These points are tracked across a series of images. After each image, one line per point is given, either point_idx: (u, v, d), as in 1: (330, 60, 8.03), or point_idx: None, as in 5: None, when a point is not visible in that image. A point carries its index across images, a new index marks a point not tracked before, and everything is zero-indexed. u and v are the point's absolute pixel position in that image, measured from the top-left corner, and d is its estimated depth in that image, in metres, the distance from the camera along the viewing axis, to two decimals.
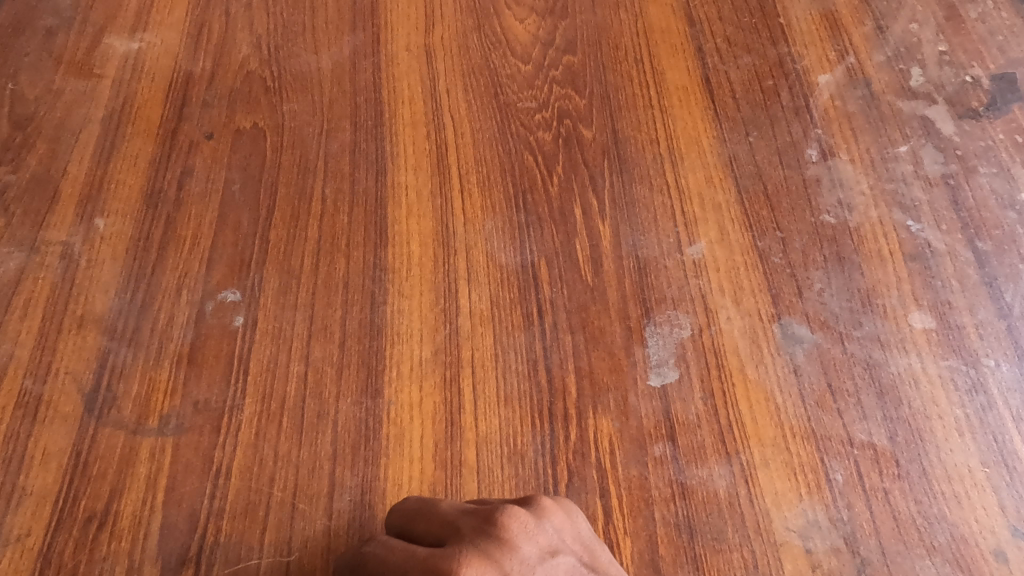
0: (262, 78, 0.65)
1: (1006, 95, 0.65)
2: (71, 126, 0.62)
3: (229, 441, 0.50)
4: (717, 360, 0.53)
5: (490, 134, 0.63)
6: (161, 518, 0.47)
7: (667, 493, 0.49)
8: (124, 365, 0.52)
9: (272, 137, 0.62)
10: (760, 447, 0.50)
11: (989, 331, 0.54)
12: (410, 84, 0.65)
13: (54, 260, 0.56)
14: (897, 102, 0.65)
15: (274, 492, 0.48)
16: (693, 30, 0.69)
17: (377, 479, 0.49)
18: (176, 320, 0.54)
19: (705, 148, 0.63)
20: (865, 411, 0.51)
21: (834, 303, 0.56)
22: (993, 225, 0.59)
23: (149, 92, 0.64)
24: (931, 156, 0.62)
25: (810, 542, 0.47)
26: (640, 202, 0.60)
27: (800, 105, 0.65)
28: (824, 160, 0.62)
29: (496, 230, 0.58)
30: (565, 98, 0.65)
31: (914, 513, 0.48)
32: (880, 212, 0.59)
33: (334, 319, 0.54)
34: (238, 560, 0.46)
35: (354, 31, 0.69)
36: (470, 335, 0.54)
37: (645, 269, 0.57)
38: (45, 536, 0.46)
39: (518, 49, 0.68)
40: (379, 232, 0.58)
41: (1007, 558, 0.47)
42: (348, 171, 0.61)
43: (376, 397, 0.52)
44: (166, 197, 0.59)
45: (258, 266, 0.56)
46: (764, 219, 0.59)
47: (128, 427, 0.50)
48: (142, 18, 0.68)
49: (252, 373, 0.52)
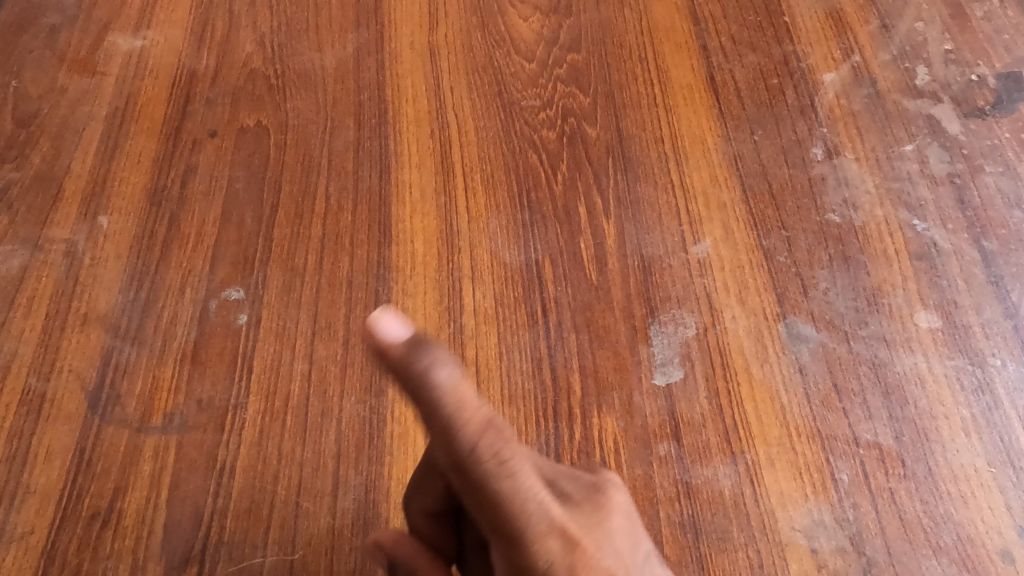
0: (266, 76, 0.65)
1: (1012, 94, 0.64)
2: (74, 124, 0.62)
3: (233, 440, 0.49)
4: (722, 360, 0.53)
5: (494, 133, 0.63)
6: (165, 517, 0.47)
7: (672, 493, 0.48)
8: (128, 363, 0.52)
9: (276, 135, 0.62)
10: (765, 447, 0.50)
11: (995, 331, 0.54)
12: (414, 82, 0.65)
13: (58, 258, 0.56)
14: (902, 101, 0.64)
15: (277, 492, 0.48)
16: (698, 29, 0.69)
17: (382, 477, 0.49)
18: (180, 318, 0.54)
19: (710, 147, 0.62)
20: (870, 410, 0.51)
21: (840, 302, 0.55)
22: (1000, 224, 0.58)
23: (152, 90, 0.64)
24: (936, 156, 0.62)
25: (816, 542, 0.47)
26: (645, 201, 0.60)
27: (805, 103, 0.64)
28: (829, 159, 0.62)
29: (501, 228, 0.58)
30: (569, 96, 0.65)
31: (921, 513, 0.48)
32: (885, 211, 0.59)
33: (338, 318, 0.54)
34: (242, 559, 0.46)
35: (357, 30, 0.68)
36: (474, 334, 0.54)
37: (649, 268, 0.57)
38: (49, 535, 0.46)
39: (522, 47, 0.67)
40: (383, 231, 0.58)
41: (1013, 558, 0.46)
42: (352, 169, 0.61)
43: (380, 395, 0.51)
44: (170, 195, 0.59)
45: (262, 264, 0.56)
46: (769, 218, 0.59)
47: (132, 425, 0.50)
48: (145, 17, 0.68)
49: (256, 371, 0.52)
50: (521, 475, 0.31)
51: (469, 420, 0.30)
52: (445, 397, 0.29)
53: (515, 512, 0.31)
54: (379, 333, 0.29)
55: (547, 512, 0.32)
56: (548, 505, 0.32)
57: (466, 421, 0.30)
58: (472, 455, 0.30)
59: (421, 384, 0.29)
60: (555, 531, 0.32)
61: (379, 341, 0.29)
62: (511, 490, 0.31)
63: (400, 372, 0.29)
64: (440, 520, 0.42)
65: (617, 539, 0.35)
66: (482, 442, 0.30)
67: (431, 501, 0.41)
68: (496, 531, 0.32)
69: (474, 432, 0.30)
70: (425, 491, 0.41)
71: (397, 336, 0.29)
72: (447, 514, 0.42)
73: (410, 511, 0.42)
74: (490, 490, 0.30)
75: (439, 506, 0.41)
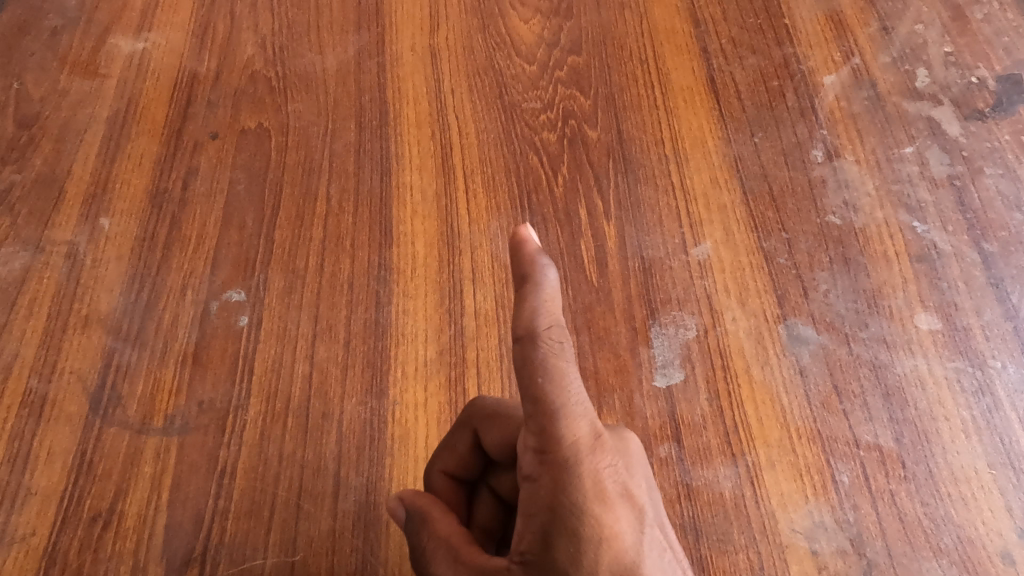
0: (267, 78, 0.65)
1: (1012, 96, 0.64)
2: (76, 125, 0.62)
3: (234, 441, 0.49)
4: (723, 361, 0.53)
5: (495, 134, 0.63)
6: (166, 518, 0.47)
7: (672, 494, 0.49)
8: (130, 364, 0.52)
9: (277, 137, 0.62)
10: (766, 448, 0.50)
11: (996, 333, 0.54)
12: (415, 84, 0.65)
13: (60, 260, 0.56)
14: (902, 103, 0.65)
15: (278, 493, 0.48)
16: (698, 31, 0.69)
17: (383, 479, 0.49)
18: (181, 319, 0.54)
19: (710, 149, 0.63)
20: (871, 412, 0.51)
21: (841, 304, 0.55)
22: (1000, 226, 0.58)
23: (154, 92, 0.64)
24: (937, 157, 0.62)
25: (816, 544, 0.47)
26: (645, 202, 0.60)
27: (806, 105, 0.65)
28: (829, 161, 0.62)
29: (502, 230, 0.58)
30: (570, 98, 0.65)
31: (921, 514, 0.48)
32: (886, 213, 0.59)
33: (339, 319, 0.54)
34: (243, 560, 0.46)
35: (358, 32, 0.68)
36: (475, 335, 0.54)
37: (650, 269, 0.57)
38: (50, 536, 0.46)
39: (523, 49, 0.68)
40: (384, 232, 0.58)
41: (1014, 560, 0.46)
42: (353, 171, 0.61)
43: (381, 397, 0.51)
44: (171, 197, 0.59)
45: (263, 266, 0.56)
46: (770, 220, 0.59)
47: (133, 426, 0.50)
48: (147, 19, 0.68)
49: (257, 373, 0.52)
50: (575, 379, 0.32)
51: (550, 318, 0.31)
52: (545, 295, 0.31)
53: (560, 409, 0.31)
54: (524, 235, 0.32)
55: (591, 419, 0.33)
56: (590, 411, 0.33)
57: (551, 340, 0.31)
58: (544, 347, 0.31)
59: (531, 278, 0.31)
60: (590, 436, 0.32)
61: (518, 240, 0.32)
62: (562, 386, 0.31)
63: (520, 265, 0.31)
64: (456, 487, 0.46)
65: (640, 474, 0.35)
66: (554, 337, 0.31)
67: (455, 464, 0.46)
68: (534, 424, 0.32)
69: (551, 327, 0.31)
70: (451, 452, 0.46)
71: (533, 245, 0.32)
72: (464, 480, 0.46)
73: (431, 473, 0.46)
74: (546, 381, 0.31)
75: (461, 470, 0.46)
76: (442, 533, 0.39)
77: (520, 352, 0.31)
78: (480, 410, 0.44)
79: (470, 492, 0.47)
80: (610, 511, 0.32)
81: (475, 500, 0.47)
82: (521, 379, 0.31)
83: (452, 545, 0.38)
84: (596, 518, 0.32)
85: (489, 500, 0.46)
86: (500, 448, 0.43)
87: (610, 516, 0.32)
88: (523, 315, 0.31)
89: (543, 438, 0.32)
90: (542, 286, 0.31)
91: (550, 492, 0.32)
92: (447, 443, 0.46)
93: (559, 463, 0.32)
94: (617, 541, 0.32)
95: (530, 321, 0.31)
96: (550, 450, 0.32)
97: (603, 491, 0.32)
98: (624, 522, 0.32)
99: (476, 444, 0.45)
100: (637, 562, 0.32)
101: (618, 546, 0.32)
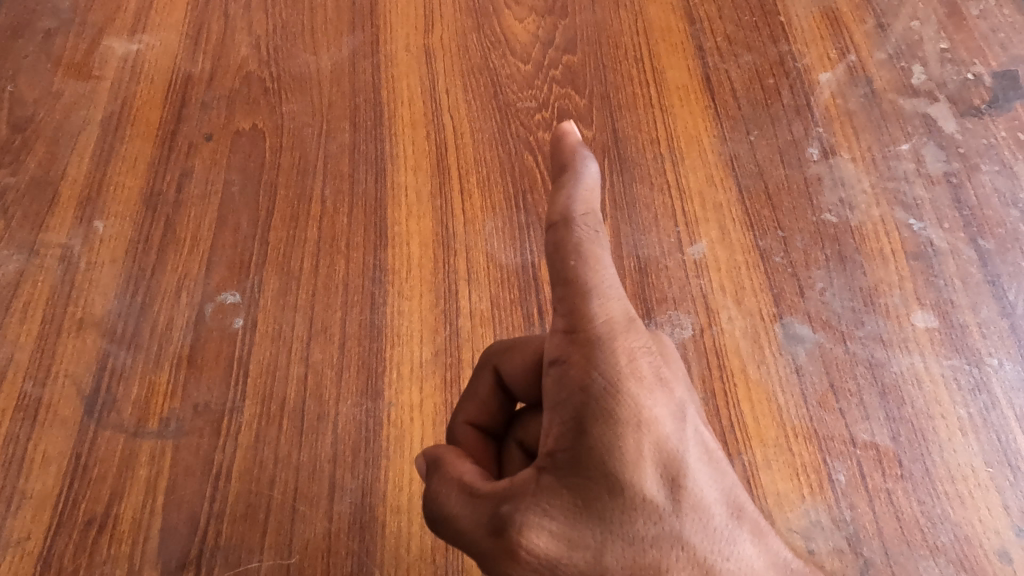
0: (261, 79, 0.65)
1: (1009, 92, 0.64)
2: (70, 128, 0.62)
3: (229, 443, 0.49)
4: (719, 360, 0.53)
5: (490, 134, 0.63)
6: (161, 521, 0.47)
7: None
8: (124, 367, 0.52)
9: (271, 138, 0.62)
10: (761, 447, 0.50)
11: (992, 330, 0.54)
12: (409, 85, 0.65)
13: (54, 263, 0.56)
14: (898, 100, 0.64)
15: (274, 495, 0.48)
16: (693, 29, 0.69)
17: (378, 481, 0.49)
18: (176, 322, 0.54)
19: (706, 147, 0.62)
20: (867, 411, 0.51)
21: (836, 302, 0.55)
22: (996, 223, 0.58)
23: (149, 94, 0.64)
24: (933, 155, 0.62)
25: (813, 543, 0.47)
26: (641, 202, 0.60)
27: (801, 102, 0.64)
28: (826, 159, 0.62)
29: (497, 230, 0.58)
30: (565, 97, 0.65)
31: (918, 513, 0.48)
32: (882, 211, 0.59)
33: (335, 320, 0.54)
34: (238, 563, 0.46)
35: (353, 32, 0.68)
36: (470, 335, 0.54)
37: (645, 268, 0.57)
38: (45, 540, 0.46)
39: (517, 48, 0.67)
40: (379, 234, 0.58)
41: (1010, 558, 0.46)
42: (348, 172, 0.60)
43: (376, 399, 0.51)
44: (165, 199, 0.59)
45: (258, 267, 0.56)
46: (765, 218, 0.59)
47: (128, 429, 0.50)
48: (141, 20, 0.68)
49: (252, 375, 0.52)
50: (607, 266, 0.33)
51: (587, 208, 0.32)
52: (584, 185, 0.33)
53: (594, 290, 0.32)
54: (566, 126, 0.34)
55: (622, 300, 0.33)
56: (623, 296, 0.34)
57: (580, 222, 0.32)
58: (579, 232, 0.32)
59: (571, 168, 0.33)
60: (623, 319, 0.33)
61: (559, 133, 0.34)
62: (595, 266, 0.32)
63: (561, 155, 0.33)
64: (482, 436, 0.43)
65: (677, 367, 0.35)
66: (589, 224, 0.32)
67: (479, 411, 0.44)
68: (564, 301, 0.33)
69: (586, 215, 0.32)
70: (474, 398, 0.45)
71: (573, 137, 0.34)
72: (491, 433, 0.44)
73: (455, 425, 0.44)
74: (580, 264, 0.32)
75: (485, 418, 0.44)
76: (454, 474, 0.37)
77: (554, 238, 0.32)
78: (496, 347, 0.44)
79: (499, 450, 0.43)
80: (647, 392, 0.32)
81: (504, 456, 0.42)
82: (554, 261, 0.33)
83: (466, 481, 0.36)
84: (634, 399, 0.32)
85: (518, 454, 0.42)
86: (521, 376, 0.42)
87: (647, 397, 0.32)
88: (560, 202, 0.33)
89: (573, 310, 0.33)
90: (581, 177, 0.33)
91: (582, 371, 0.32)
92: (469, 391, 0.45)
93: (591, 341, 0.32)
94: (656, 425, 0.32)
95: (566, 207, 0.32)
96: (582, 331, 0.33)
97: (638, 368, 0.32)
98: (661, 406, 0.32)
99: (499, 384, 0.44)
100: (679, 450, 0.32)
101: (659, 430, 0.32)
